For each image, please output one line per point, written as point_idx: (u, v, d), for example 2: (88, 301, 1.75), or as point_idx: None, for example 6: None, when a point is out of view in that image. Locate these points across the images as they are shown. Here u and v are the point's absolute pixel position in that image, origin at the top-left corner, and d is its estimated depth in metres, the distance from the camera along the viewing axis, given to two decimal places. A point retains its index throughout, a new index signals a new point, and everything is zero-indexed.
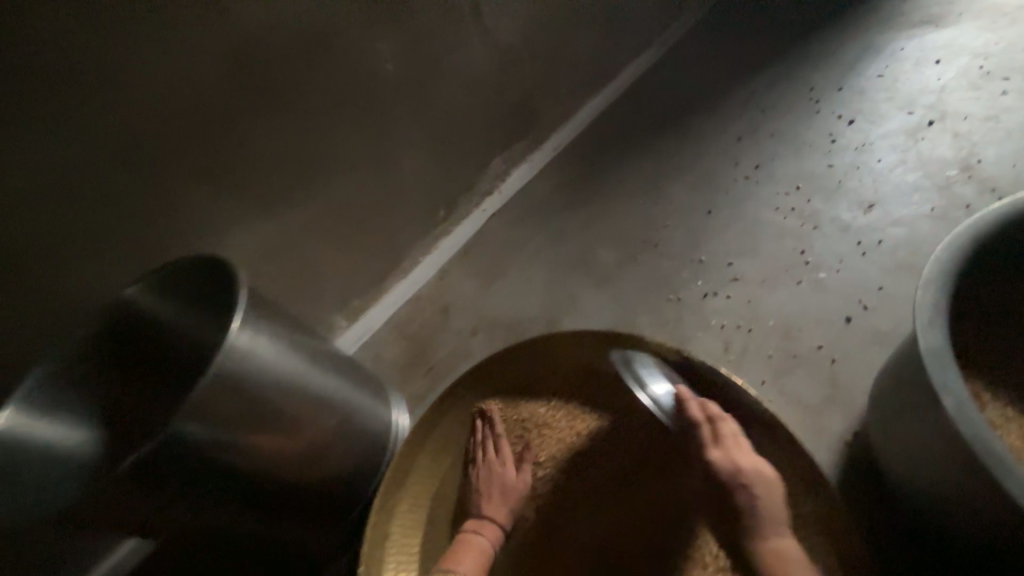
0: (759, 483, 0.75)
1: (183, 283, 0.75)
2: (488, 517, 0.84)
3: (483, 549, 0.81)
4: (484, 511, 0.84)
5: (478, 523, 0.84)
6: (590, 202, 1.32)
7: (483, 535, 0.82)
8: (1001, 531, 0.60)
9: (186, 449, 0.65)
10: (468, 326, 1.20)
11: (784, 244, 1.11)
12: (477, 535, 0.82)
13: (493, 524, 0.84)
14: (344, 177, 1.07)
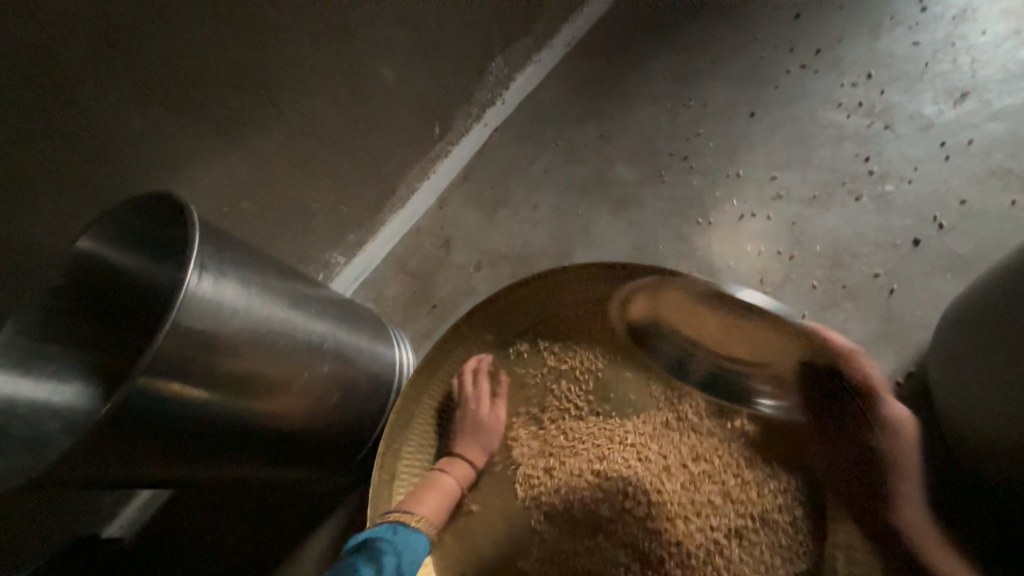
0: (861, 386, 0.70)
1: (142, 233, 0.67)
2: (457, 455, 0.82)
3: (448, 491, 0.79)
4: (477, 424, 0.83)
5: (448, 462, 0.81)
6: (608, 107, 1.13)
7: (450, 476, 0.79)
8: None
9: (171, 404, 0.61)
10: (472, 259, 1.10)
11: (845, 150, 0.93)
12: (444, 475, 0.79)
13: (461, 462, 0.81)
14: (320, 93, 0.92)
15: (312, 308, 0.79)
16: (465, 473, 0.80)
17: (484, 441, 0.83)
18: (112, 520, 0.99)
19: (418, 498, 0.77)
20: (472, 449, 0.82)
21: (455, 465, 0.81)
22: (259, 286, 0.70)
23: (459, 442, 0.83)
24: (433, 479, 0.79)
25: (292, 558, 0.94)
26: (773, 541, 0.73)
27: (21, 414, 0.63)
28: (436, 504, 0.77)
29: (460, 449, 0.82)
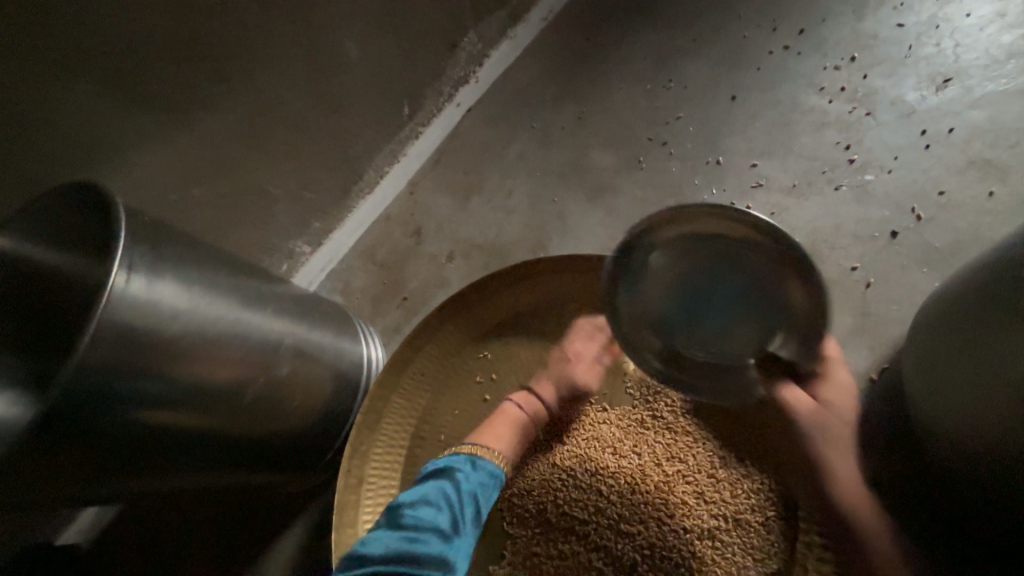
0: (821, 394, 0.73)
1: (54, 219, 0.59)
2: (536, 394, 0.80)
3: (522, 425, 0.78)
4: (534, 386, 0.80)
5: (523, 398, 0.79)
6: (587, 87, 1.07)
7: (524, 409, 0.78)
8: None
9: (108, 416, 0.56)
10: (445, 249, 1.05)
11: (826, 137, 0.90)
12: (518, 408, 0.78)
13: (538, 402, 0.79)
14: (272, 68, 0.83)
15: (267, 307, 0.74)
16: (536, 408, 0.79)
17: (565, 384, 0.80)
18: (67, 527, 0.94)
19: (489, 430, 0.77)
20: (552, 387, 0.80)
21: (532, 403, 0.79)
22: (204, 285, 0.64)
23: (538, 382, 0.81)
24: (503, 409, 0.79)
25: (260, 563, 0.91)
26: (745, 542, 0.73)
27: None
28: (506, 436, 0.77)
29: (535, 385, 0.80)
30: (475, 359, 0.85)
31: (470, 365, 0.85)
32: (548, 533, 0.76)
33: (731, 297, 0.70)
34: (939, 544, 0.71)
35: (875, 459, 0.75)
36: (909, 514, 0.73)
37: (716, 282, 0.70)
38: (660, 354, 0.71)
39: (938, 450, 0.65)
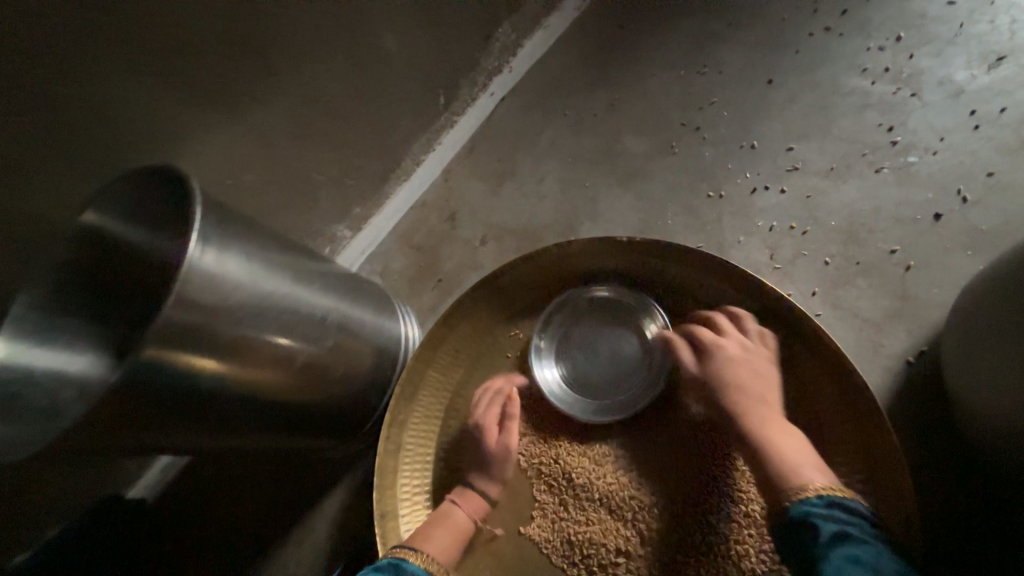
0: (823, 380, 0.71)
1: (139, 205, 0.66)
2: (468, 485, 0.79)
3: (458, 525, 0.75)
4: (471, 481, 0.80)
5: (460, 494, 0.78)
6: (619, 74, 1.08)
7: (461, 509, 0.77)
8: None
9: (179, 377, 0.62)
10: (478, 234, 1.09)
11: (867, 120, 0.88)
12: (454, 507, 0.77)
13: (472, 494, 0.78)
14: (319, 60, 0.89)
15: (316, 283, 0.79)
16: (474, 505, 0.78)
17: (497, 468, 0.80)
18: (136, 482, 1.05)
19: (425, 534, 0.74)
20: (486, 482, 0.79)
21: (466, 496, 0.78)
22: (262, 259, 0.70)
23: (470, 474, 0.80)
24: (442, 511, 0.77)
25: (304, 523, 0.98)
26: None
27: (38, 384, 0.64)
28: (444, 538, 0.74)
29: (471, 480, 0.80)
30: (506, 338, 0.88)
31: (501, 342, 0.88)
32: (576, 503, 0.78)
33: (617, 349, 0.85)
34: (984, 534, 0.69)
35: (914, 444, 0.73)
36: (951, 501, 0.71)
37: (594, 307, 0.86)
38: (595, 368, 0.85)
39: (978, 435, 0.63)
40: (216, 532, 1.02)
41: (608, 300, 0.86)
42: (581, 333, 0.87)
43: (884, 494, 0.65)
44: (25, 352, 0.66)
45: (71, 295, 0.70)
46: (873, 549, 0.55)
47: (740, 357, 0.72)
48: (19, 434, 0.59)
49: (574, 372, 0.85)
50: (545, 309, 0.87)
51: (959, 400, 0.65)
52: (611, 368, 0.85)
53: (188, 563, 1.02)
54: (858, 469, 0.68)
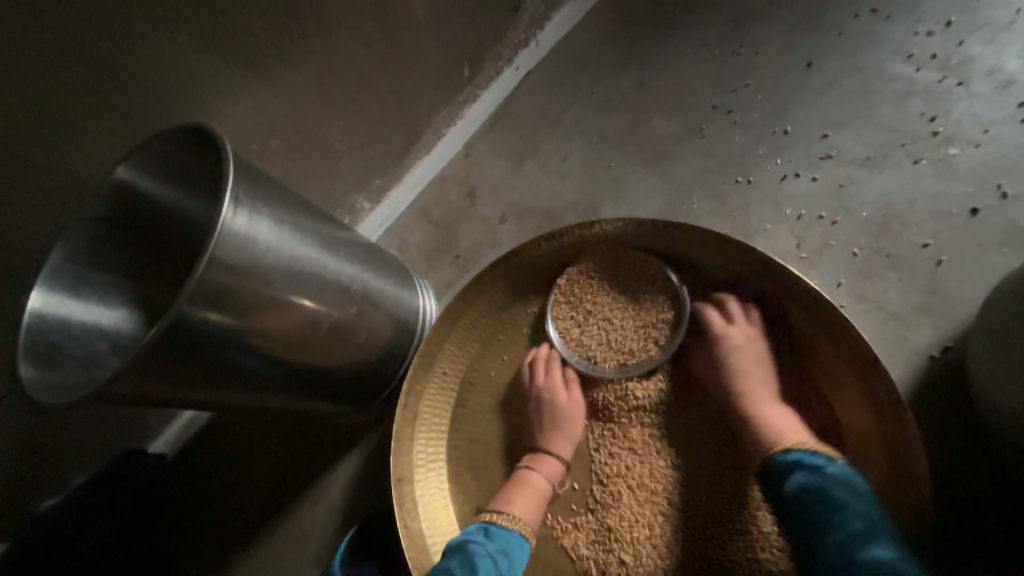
0: (844, 369, 0.70)
1: (185, 168, 0.68)
2: (547, 450, 0.79)
3: (539, 488, 0.76)
4: (548, 445, 0.79)
5: (531, 458, 0.79)
6: (649, 52, 1.05)
7: (537, 471, 0.77)
8: None
9: (206, 335, 0.63)
10: (498, 211, 1.08)
11: (909, 109, 0.85)
12: (532, 472, 0.77)
13: (552, 458, 0.78)
14: (346, 25, 0.87)
15: (340, 250, 0.80)
16: (553, 468, 0.78)
17: (571, 430, 0.80)
18: (157, 439, 1.14)
19: (520, 500, 0.76)
20: (562, 444, 0.79)
21: (544, 461, 0.78)
22: (289, 224, 0.70)
23: (546, 437, 0.80)
24: (522, 477, 0.78)
25: (318, 485, 1.01)
26: None
27: (75, 336, 0.67)
28: (529, 504, 0.75)
29: (541, 442, 0.80)
30: (524, 315, 0.89)
31: (518, 320, 0.89)
32: (589, 475, 0.80)
33: (633, 312, 0.83)
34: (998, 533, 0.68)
35: (928, 438, 0.73)
36: (964, 497, 0.71)
37: (615, 263, 0.84)
38: (611, 321, 0.83)
39: (1002, 431, 0.63)
40: (233, 489, 1.07)
41: (620, 265, 0.84)
42: (596, 297, 0.84)
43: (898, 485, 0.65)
44: (62, 305, 0.67)
45: (106, 253, 0.72)
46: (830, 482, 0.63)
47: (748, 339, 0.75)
48: (63, 383, 0.62)
49: (591, 335, 0.83)
50: (555, 284, 0.87)
51: (982, 397, 0.65)
52: (628, 330, 0.82)
53: (208, 516, 1.07)
54: (875, 456, 0.68)
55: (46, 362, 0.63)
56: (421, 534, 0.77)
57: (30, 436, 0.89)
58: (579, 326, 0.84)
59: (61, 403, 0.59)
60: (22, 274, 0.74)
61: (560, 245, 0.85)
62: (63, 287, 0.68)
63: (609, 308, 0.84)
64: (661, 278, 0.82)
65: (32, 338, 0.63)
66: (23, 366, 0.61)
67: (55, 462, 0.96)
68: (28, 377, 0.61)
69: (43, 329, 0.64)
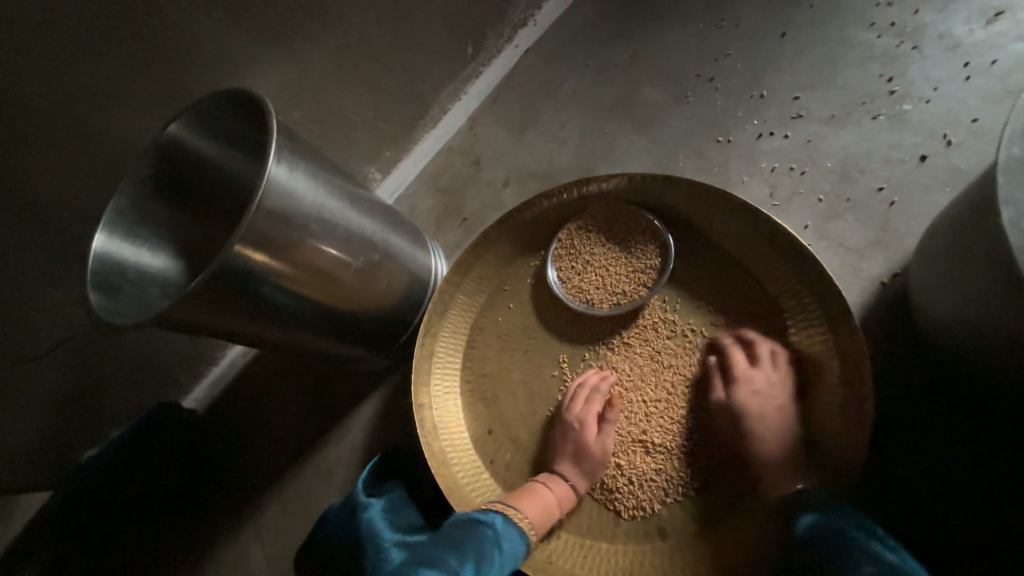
0: (808, 297, 0.80)
1: (225, 126, 0.77)
2: (557, 472, 0.83)
3: (549, 504, 0.79)
4: (557, 468, 0.83)
5: (548, 477, 0.83)
6: (639, 28, 1.14)
7: (551, 490, 0.81)
8: (1006, 358, 0.60)
9: (249, 273, 0.71)
10: (501, 177, 1.17)
11: (870, 71, 0.94)
12: (543, 487, 0.81)
13: (562, 481, 0.82)
14: (362, 3, 0.96)
15: (361, 205, 0.89)
16: (563, 490, 0.81)
17: (586, 464, 0.82)
18: (190, 393, 1.24)
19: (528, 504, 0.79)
20: (575, 472, 0.82)
21: (555, 481, 0.82)
22: (318, 176, 0.79)
23: (559, 462, 0.84)
24: (532, 488, 0.82)
25: (340, 427, 1.11)
26: None
27: (131, 277, 0.76)
28: (539, 515, 0.78)
29: (557, 466, 0.83)
30: (526, 266, 0.98)
31: (521, 270, 0.98)
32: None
33: (625, 259, 0.92)
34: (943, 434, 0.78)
35: (885, 357, 0.83)
36: (916, 406, 0.80)
37: (609, 216, 0.94)
38: (606, 268, 0.93)
39: (941, 342, 0.72)
40: (261, 435, 1.17)
41: (612, 218, 0.94)
42: (593, 248, 0.94)
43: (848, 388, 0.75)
44: (120, 248, 0.76)
45: (157, 205, 0.81)
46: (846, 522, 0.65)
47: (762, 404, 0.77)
48: (126, 312, 0.71)
49: (588, 281, 0.93)
50: (556, 236, 0.96)
51: (924, 315, 0.74)
52: (621, 276, 0.92)
53: (239, 459, 1.17)
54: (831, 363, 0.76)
55: (110, 297, 0.71)
56: (442, 450, 0.87)
57: (80, 381, 0.99)
58: (578, 275, 0.94)
59: (129, 321, 0.68)
60: (79, 228, 0.84)
61: (559, 200, 0.95)
62: (121, 232, 0.76)
63: (604, 256, 0.93)
64: (649, 226, 0.92)
65: (98, 275, 0.71)
66: (92, 298, 0.69)
67: (99, 410, 1.06)
68: (97, 304, 0.69)
69: (104, 270, 0.73)
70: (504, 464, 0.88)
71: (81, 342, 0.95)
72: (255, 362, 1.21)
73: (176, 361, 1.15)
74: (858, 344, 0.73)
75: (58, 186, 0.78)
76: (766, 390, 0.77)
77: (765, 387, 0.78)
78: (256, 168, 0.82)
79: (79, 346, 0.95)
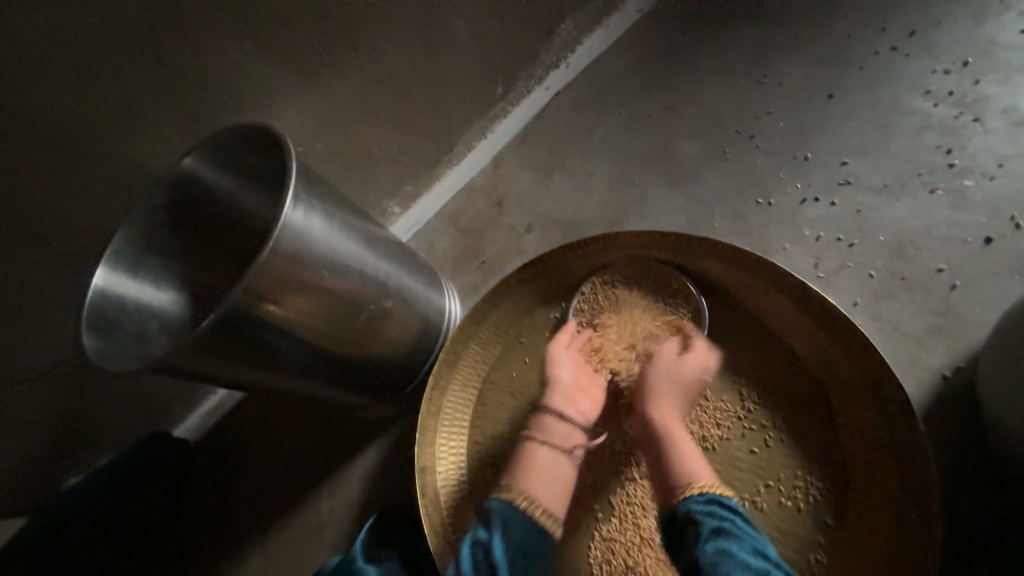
0: (860, 388, 0.72)
1: (245, 161, 0.73)
2: (548, 413, 0.79)
3: (551, 460, 0.76)
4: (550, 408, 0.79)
5: (539, 426, 0.79)
6: (675, 79, 1.11)
7: (544, 443, 0.77)
8: None
9: (254, 323, 0.67)
10: (524, 221, 1.13)
11: (926, 142, 0.89)
12: (537, 444, 0.77)
13: (559, 424, 0.78)
14: (394, 40, 0.94)
15: (379, 249, 0.84)
16: (561, 435, 0.78)
17: (581, 404, 0.80)
18: (182, 422, 1.17)
19: (525, 470, 0.75)
20: (573, 411, 0.79)
21: (546, 429, 0.78)
22: (337, 220, 0.75)
23: (553, 405, 0.79)
24: (528, 450, 0.77)
25: (336, 475, 1.04)
26: (798, 537, 0.71)
27: (131, 313, 0.71)
28: (550, 483, 0.75)
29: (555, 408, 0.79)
30: (546, 321, 0.92)
31: (540, 325, 0.92)
32: (610, 486, 0.81)
33: (647, 320, 0.86)
34: (1012, 554, 0.70)
35: (947, 458, 0.75)
36: (982, 519, 0.72)
37: (639, 277, 0.88)
38: (634, 331, 0.86)
39: (1013, 453, 0.64)
40: (252, 476, 1.10)
41: (642, 278, 0.88)
42: (614, 306, 0.88)
43: (908, 495, 0.67)
44: (123, 282, 0.71)
45: (167, 237, 0.77)
46: (738, 526, 0.65)
47: (677, 382, 0.77)
48: (123, 354, 0.67)
49: (612, 341, 0.86)
50: (579, 291, 0.90)
51: (994, 419, 0.67)
52: (640, 339, 0.85)
53: (227, 500, 1.10)
54: (890, 467, 0.69)
55: (106, 336, 0.67)
56: (445, 525, 0.80)
57: (66, 408, 0.94)
58: (602, 334, 0.87)
59: (128, 369, 0.63)
60: (86, 255, 0.81)
61: (585, 256, 0.89)
62: (125, 266, 0.72)
63: (630, 317, 0.87)
64: (681, 290, 0.86)
65: (97, 312, 0.67)
66: (86, 339, 0.64)
67: (83, 438, 1.01)
68: (93, 344, 0.65)
69: (104, 306, 0.68)
70: None
71: (71, 367, 0.90)
72: (253, 396, 1.15)
73: (171, 390, 1.09)
74: (927, 454, 0.65)
75: (64, 213, 0.75)
76: (684, 366, 0.78)
77: (685, 363, 0.78)
78: (272, 205, 0.79)
79: (66, 372, 0.90)
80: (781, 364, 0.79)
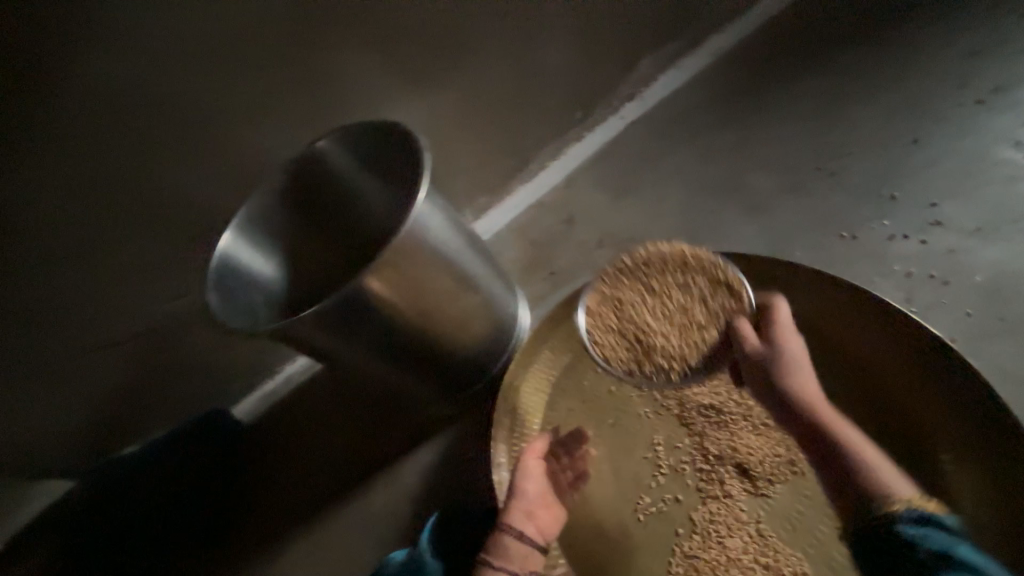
0: (961, 420, 0.74)
1: (370, 151, 0.79)
2: (506, 534, 0.73)
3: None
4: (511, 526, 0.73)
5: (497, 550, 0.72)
6: (749, 117, 1.16)
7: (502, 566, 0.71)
8: None
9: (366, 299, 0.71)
10: (595, 238, 1.16)
11: (1018, 190, 0.92)
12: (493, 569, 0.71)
13: (518, 545, 0.72)
14: (490, 60, 1.02)
15: (475, 245, 0.89)
16: (521, 557, 0.72)
17: (541, 521, 0.75)
18: (243, 403, 1.18)
19: None
20: (530, 528, 0.74)
21: (506, 550, 0.72)
22: (449, 213, 0.82)
23: (511, 524, 0.73)
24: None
25: (390, 469, 1.04)
26: None
27: (242, 281, 0.76)
28: None
29: (517, 526, 0.73)
30: None
31: None
32: (690, 503, 0.81)
33: (680, 307, 0.77)
34: None
35: None
36: None
37: None
38: (655, 323, 0.77)
39: None
40: (303, 462, 1.10)
41: (680, 267, 0.80)
42: (650, 282, 0.80)
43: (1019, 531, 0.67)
44: (241, 251, 0.77)
45: (282, 215, 0.82)
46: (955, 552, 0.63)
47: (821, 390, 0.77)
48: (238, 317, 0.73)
49: (625, 330, 0.77)
50: (604, 269, 0.82)
51: None
52: (667, 328, 0.77)
53: (273, 485, 1.10)
54: (1003, 506, 0.69)
55: (224, 299, 0.71)
56: None
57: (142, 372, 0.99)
58: (619, 319, 0.78)
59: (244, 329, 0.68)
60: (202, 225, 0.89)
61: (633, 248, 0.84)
62: (245, 237, 0.78)
63: (655, 307, 0.78)
64: (726, 289, 0.78)
65: (218, 275, 0.72)
66: (210, 298, 0.69)
67: (147, 406, 1.04)
68: (213, 305, 0.69)
69: (225, 272, 0.73)
70: (579, 554, 0.79)
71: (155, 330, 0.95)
72: (311, 383, 1.17)
73: (235, 368, 1.13)
74: None
75: (194, 182, 0.85)
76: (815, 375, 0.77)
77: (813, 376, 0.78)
78: (378, 194, 0.84)
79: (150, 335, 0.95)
80: (873, 392, 0.80)
